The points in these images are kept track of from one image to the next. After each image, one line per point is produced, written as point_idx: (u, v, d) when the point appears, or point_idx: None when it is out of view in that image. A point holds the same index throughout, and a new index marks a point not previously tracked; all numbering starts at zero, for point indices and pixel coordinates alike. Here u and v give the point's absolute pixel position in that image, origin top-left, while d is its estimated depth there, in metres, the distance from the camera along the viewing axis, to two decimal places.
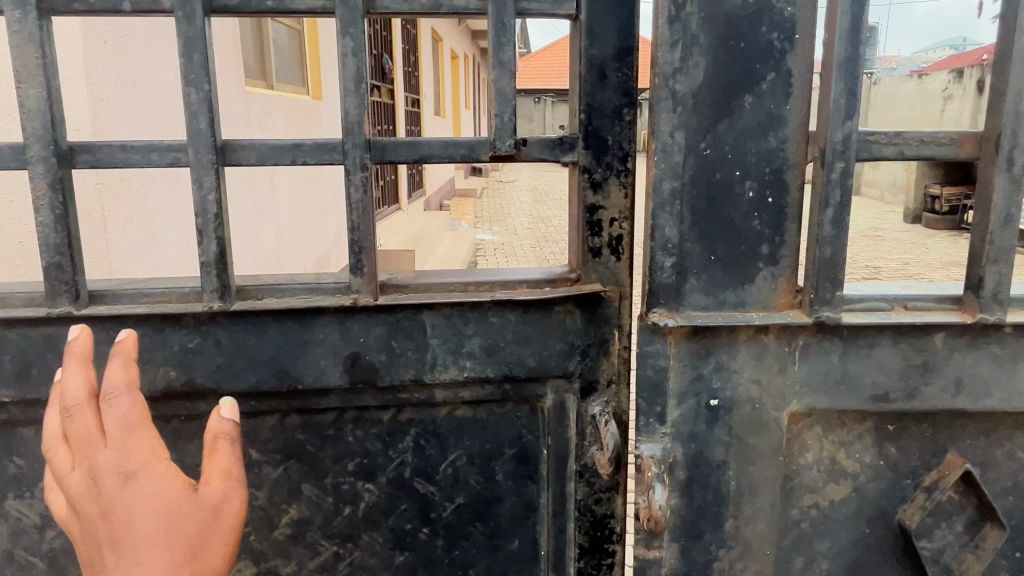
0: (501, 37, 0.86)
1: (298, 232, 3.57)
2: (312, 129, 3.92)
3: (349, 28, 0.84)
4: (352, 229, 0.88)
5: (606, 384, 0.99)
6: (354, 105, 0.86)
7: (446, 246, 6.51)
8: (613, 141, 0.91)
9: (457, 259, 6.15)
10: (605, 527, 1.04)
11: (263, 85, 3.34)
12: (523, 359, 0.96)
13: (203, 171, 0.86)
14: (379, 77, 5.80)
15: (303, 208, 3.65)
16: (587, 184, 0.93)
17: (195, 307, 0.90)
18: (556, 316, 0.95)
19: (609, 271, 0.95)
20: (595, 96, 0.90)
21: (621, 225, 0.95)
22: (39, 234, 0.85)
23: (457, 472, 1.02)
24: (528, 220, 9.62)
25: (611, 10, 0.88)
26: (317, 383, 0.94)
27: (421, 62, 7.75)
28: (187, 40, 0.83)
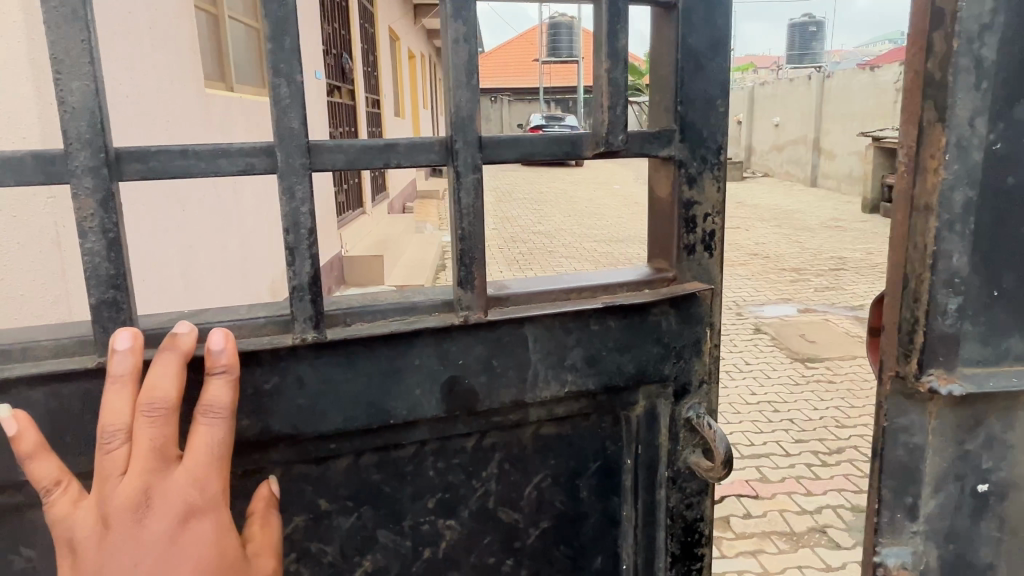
0: (616, 26, 0.91)
1: (262, 243, 3.47)
2: (275, 135, 3.70)
3: (463, 8, 0.84)
4: (462, 236, 0.90)
5: (698, 385, 1.09)
6: (465, 98, 0.87)
7: (413, 250, 6.39)
8: (708, 135, 1.02)
9: (428, 262, 6.03)
10: (696, 532, 1.15)
11: (223, 86, 3.18)
12: (624, 365, 1.03)
13: (295, 179, 0.81)
14: (339, 77, 5.63)
15: (265, 217, 3.54)
16: (684, 178, 1.02)
17: (286, 340, 0.85)
18: (653, 318, 1.02)
19: (702, 266, 1.05)
20: (693, 88, 1.00)
21: (713, 219, 1.05)
22: (87, 263, 0.75)
23: (541, 494, 1.06)
24: (492, 220, 9.55)
25: (707, 2, 0.98)
26: (411, 414, 0.93)
27: (380, 61, 7.55)
28: (280, 21, 0.77)
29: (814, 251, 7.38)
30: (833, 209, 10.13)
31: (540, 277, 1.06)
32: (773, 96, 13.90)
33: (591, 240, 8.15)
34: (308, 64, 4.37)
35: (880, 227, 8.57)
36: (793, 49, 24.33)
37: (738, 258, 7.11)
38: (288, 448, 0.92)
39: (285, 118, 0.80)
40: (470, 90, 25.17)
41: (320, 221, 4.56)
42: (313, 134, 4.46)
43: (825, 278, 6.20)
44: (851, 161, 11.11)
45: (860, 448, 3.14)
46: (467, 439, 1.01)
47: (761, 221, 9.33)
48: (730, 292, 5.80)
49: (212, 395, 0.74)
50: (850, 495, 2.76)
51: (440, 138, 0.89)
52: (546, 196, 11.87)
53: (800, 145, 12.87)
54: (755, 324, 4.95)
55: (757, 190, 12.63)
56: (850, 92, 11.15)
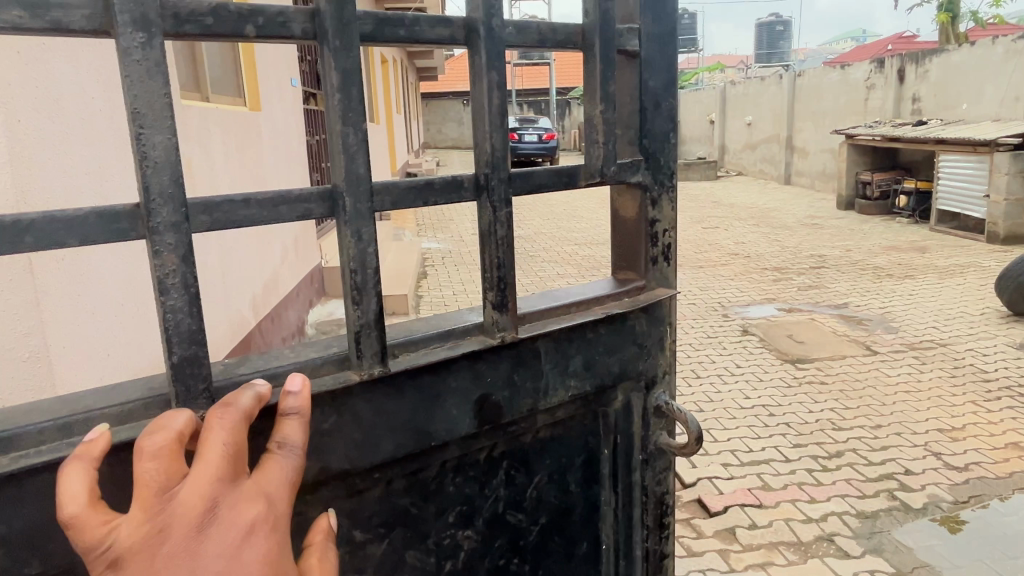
0: (606, 77, 1.08)
1: (247, 274, 3.35)
2: (254, 147, 3.59)
3: (495, 63, 0.97)
4: (494, 265, 1.02)
5: (661, 376, 1.28)
6: (499, 142, 1.00)
7: (394, 260, 6.29)
8: (664, 163, 1.21)
9: (410, 271, 5.93)
10: (664, 503, 1.34)
11: (200, 98, 3.09)
12: (610, 366, 1.19)
13: (363, 223, 0.89)
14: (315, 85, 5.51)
15: (251, 249, 3.43)
16: (648, 203, 1.21)
17: (357, 376, 0.91)
18: (631, 323, 1.21)
19: (661, 275, 1.26)
20: (654, 124, 1.18)
21: (669, 234, 1.25)
22: (172, 318, 0.79)
23: (540, 493, 1.16)
24: (471, 226, 9.47)
25: (662, 50, 1.17)
26: (449, 432, 1.01)
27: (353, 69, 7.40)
28: (347, 74, 0.85)
29: (794, 249, 7.41)
30: (809, 207, 10.20)
31: (535, 296, 1.19)
32: (745, 96, 13.97)
33: (571, 243, 8.09)
34: (285, 73, 4.27)
35: (857, 224, 8.64)
36: (761, 48, 24.53)
37: (720, 258, 7.11)
38: (339, 482, 0.94)
39: (354, 164, 0.87)
40: (440, 93, 24.98)
41: (299, 233, 4.44)
42: (291, 145, 4.35)
43: (807, 276, 6.23)
44: (824, 158, 11.21)
45: (859, 450, 3.11)
46: (483, 449, 1.08)
47: (739, 220, 9.35)
48: (715, 293, 5.80)
49: (287, 433, 0.77)
50: (853, 500, 2.72)
51: (470, 177, 0.99)
52: (522, 200, 11.79)
53: (773, 144, 12.95)
54: (743, 325, 4.93)
55: (732, 189, 12.68)
56: (821, 90, 11.25)
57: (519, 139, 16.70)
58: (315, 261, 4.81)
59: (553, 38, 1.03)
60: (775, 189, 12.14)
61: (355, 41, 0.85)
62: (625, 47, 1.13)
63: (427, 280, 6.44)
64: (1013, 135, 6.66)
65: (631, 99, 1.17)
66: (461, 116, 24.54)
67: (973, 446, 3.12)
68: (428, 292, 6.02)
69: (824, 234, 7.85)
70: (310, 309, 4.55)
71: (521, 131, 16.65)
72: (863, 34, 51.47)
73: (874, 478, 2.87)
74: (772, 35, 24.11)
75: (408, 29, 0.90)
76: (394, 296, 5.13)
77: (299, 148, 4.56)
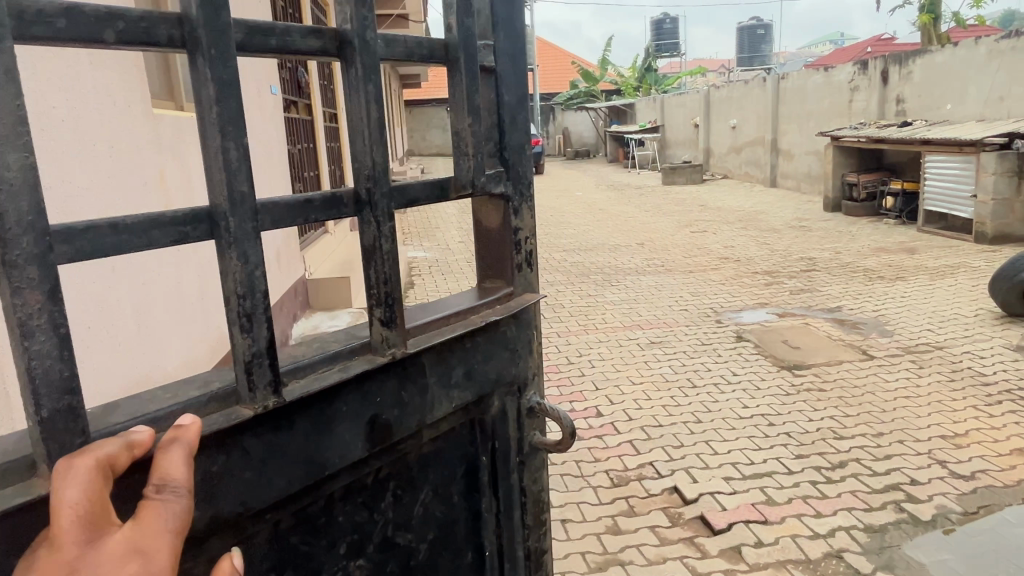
0: (468, 86, 1.04)
1: (225, 288, 3.18)
2: None
3: (373, 74, 0.89)
4: (380, 280, 0.94)
5: (532, 378, 1.25)
6: (380, 154, 0.92)
7: None
8: (523, 173, 1.19)
9: None
10: (541, 502, 1.31)
11: (173, 107, 2.95)
12: (487, 373, 1.15)
13: (249, 244, 0.80)
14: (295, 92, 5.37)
15: None
16: (511, 213, 1.18)
17: (248, 412, 0.80)
18: (504, 330, 1.17)
19: (527, 282, 1.23)
20: (511, 132, 1.15)
21: (530, 242, 1.23)
22: (37, 369, 0.66)
23: (426, 509, 1.09)
24: (457, 232, 9.35)
25: (512, 61, 1.14)
26: (344, 460, 0.92)
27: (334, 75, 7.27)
28: (229, 82, 0.75)
29: (784, 252, 7.36)
30: (796, 209, 10.18)
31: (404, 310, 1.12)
32: (729, 99, 13.98)
33: (559, 250, 8.00)
34: (263, 82, 4.14)
35: (844, 226, 8.62)
36: (743, 52, 24.66)
37: (710, 262, 7.04)
38: (232, 531, 0.82)
39: (236, 184, 0.77)
40: (424, 99, 24.85)
41: (282, 245, 4.30)
42: (271, 156, 4.22)
43: (798, 280, 6.17)
44: (810, 160, 11.21)
45: (862, 459, 3.03)
46: (368, 473, 0.99)
47: (727, 223, 9.31)
48: (706, 299, 5.72)
49: (166, 469, 0.67)
50: (860, 513, 2.63)
51: (348, 192, 0.91)
52: (509, 206, 11.69)
53: (758, 146, 12.95)
54: (737, 332, 4.84)
55: (719, 192, 12.66)
56: (805, 92, 11.26)
57: None
58: (299, 273, 4.68)
59: (418, 49, 0.98)
60: (761, 192, 12.14)
61: (232, 51, 0.76)
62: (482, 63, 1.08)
63: (414, 289, 6.32)
64: (999, 135, 6.65)
65: (489, 112, 1.12)
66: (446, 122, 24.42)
67: (977, 453, 3.05)
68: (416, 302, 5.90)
69: (813, 241, 7.85)
70: (293, 323, 4.43)
71: None
72: (841, 37, 52.03)
73: (880, 489, 2.79)
74: (753, 38, 24.27)
75: (278, 40, 0.82)
76: None
77: (279, 158, 4.43)
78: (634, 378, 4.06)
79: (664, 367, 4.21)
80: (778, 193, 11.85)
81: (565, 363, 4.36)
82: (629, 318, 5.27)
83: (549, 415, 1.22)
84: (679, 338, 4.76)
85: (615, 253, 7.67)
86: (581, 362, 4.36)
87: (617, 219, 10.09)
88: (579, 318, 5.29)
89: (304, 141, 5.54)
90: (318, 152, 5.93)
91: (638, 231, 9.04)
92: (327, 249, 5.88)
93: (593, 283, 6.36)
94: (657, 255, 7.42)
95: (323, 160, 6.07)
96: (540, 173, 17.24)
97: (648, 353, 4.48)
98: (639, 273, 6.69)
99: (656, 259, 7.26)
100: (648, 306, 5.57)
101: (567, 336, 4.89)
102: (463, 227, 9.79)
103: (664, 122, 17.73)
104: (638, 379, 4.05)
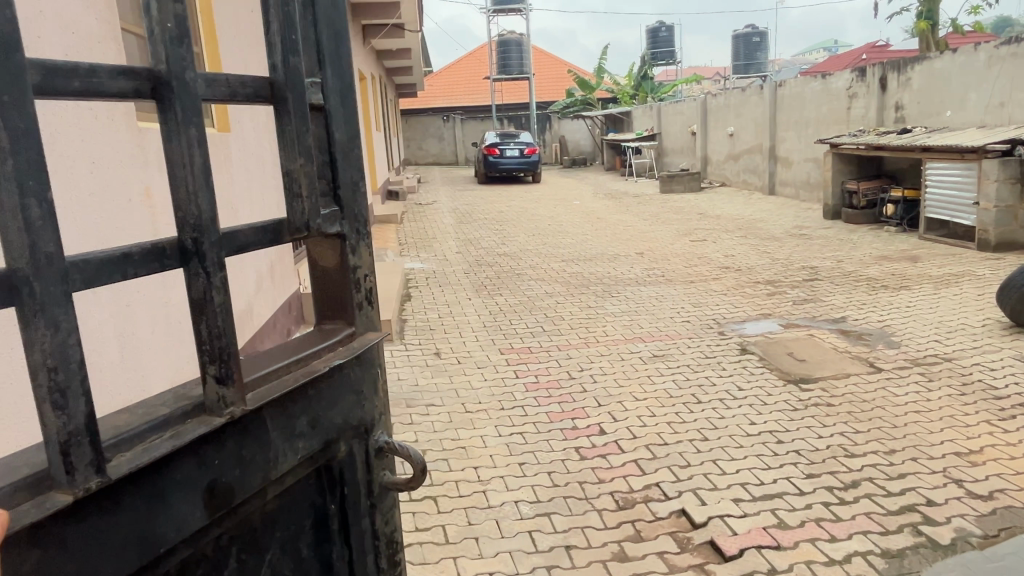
0: (301, 130, 1.01)
1: None
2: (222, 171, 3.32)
3: (192, 116, 0.86)
4: (213, 335, 0.90)
5: (378, 418, 1.26)
6: (206, 201, 0.88)
7: (376, 283, 6.04)
8: (357, 211, 1.19)
9: (393, 293, 5.72)
10: (393, 538, 1.33)
11: None
12: (334, 419, 1.13)
13: (59, 308, 0.74)
14: None
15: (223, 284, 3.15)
16: (348, 250, 1.17)
17: (66, 497, 0.73)
18: (350, 372, 1.16)
19: (366, 319, 1.24)
20: (345, 171, 1.14)
21: (369, 278, 1.24)
22: None
23: (273, 567, 1.05)
24: (456, 243, 9.27)
25: (341, 99, 1.13)
26: (181, 533, 0.86)
27: None
28: (22, 133, 0.69)
29: (784, 261, 7.29)
30: (796, 216, 10.12)
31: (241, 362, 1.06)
32: (726, 106, 13.94)
33: (558, 260, 7.92)
34: None
35: (845, 234, 8.55)
36: (739, 59, 24.71)
37: (710, 271, 6.96)
38: None
39: (40, 244, 0.72)
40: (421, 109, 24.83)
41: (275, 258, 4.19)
42: (265, 168, 4.13)
43: (800, 289, 6.09)
44: (808, 168, 11.16)
45: (875, 479, 2.93)
46: (210, 541, 0.93)
47: (727, 232, 9.24)
48: (707, 310, 5.64)
49: None
50: (876, 538, 2.53)
51: (168, 242, 0.86)
52: (507, 216, 11.62)
53: (756, 154, 12.90)
54: (741, 344, 4.75)
55: (717, 200, 12.60)
56: (802, 99, 11.21)
57: (501, 153, 16.56)
58: (294, 287, 4.59)
59: (241, 90, 0.94)
60: (760, 199, 12.08)
61: (27, 95, 0.70)
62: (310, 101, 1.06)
63: (411, 301, 6.24)
64: (1001, 142, 6.59)
65: (320, 151, 1.10)
66: (443, 131, 24.39)
67: (994, 471, 2.95)
68: (413, 314, 5.81)
69: (813, 250, 7.75)
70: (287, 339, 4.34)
71: (503, 146, 16.50)
72: (834, 44, 52.22)
73: (895, 511, 2.69)
74: (748, 46, 24.27)
75: (82, 79, 0.75)
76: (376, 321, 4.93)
77: (273, 171, 4.33)
78: (637, 393, 3.96)
79: (667, 381, 4.12)
80: (776, 201, 11.79)
81: (566, 377, 4.26)
82: (630, 330, 5.18)
83: (398, 453, 1.24)
84: (682, 351, 4.66)
85: (615, 263, 7.59)
86: (582, 377, 4.27)
87: (616, 228, 10.02)
88: (579, 331, 5.20)
89: None
90: None
91: (637, 240, 8.97)
92: (323, 261, 5.79)
93: (592, 294, 6.28)
94: (657, 265, 7.35)
95: None
96: (537, 181, 17.19)
97: (650, 367, 4.38)
98: (639, 284, 6.61)
99: (656, 269, 7.18)
100: (649, 318, 5.48)
101: (568, 349, 4.80)
102: (461, 237, 9.70)
103: (661, 130, 17.69)
104: (640, 394, 3.95)
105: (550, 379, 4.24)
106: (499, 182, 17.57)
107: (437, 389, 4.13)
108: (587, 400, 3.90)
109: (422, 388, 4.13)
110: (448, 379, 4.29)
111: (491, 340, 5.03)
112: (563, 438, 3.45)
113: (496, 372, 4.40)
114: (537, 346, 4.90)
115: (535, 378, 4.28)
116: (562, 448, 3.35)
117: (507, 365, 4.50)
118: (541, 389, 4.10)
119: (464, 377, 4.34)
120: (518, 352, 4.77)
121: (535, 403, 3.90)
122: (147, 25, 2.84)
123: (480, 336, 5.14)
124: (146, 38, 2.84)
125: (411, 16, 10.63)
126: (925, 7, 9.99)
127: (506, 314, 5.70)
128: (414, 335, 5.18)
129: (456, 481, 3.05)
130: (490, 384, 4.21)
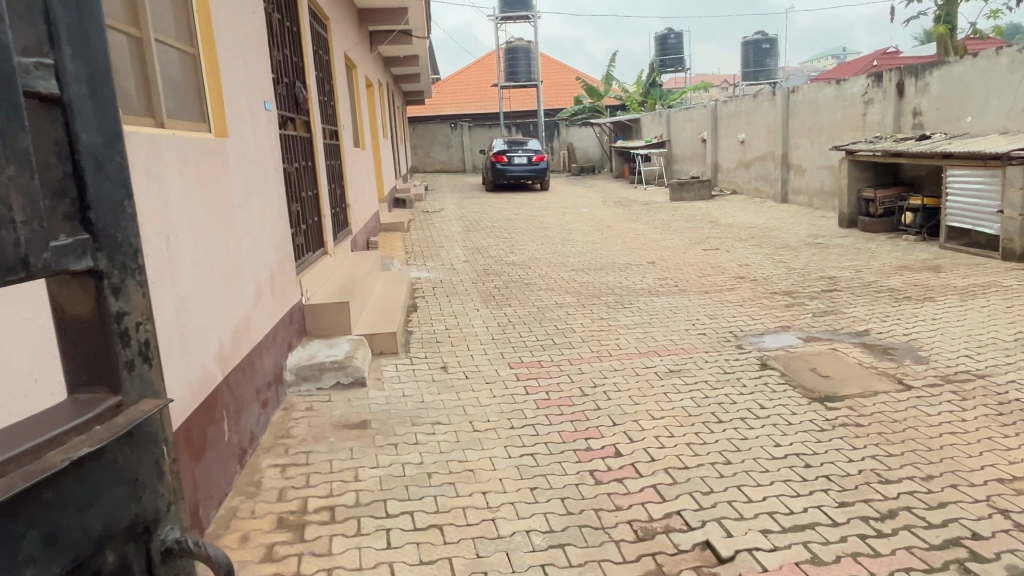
0: (22, 134, 0.82)
1: (213, 320, 2.88)
2: (222, 178, 3.14)
3: None
4: None
5: (163, 510, 1.07)
6: None
7: (381, 294, 5.87)
8: (123, 239, 1.00)
9: (398, 304, 5.55)
10: None
11: (152, 123, 2.69)
12: (92, 526, 0.92)
13: None
14: (292, 108, 5.13)
15: (217, 292, 2.96)
16: (107, 291, 0.97)
17: None
18: (116, 455, 0.95)
19: (143, 379, 1.05)
20: (98, 191, 0.94)
21: (147, 327, 1.05)
22: None
23: None
24: (463, 251, 9.11)
25: (85, 98, 0.92)
26: None
27: (335, 90, 7.04)
28: None
29: (801, 270, 7.09)
30: (810, 225, 9.91)
31: None
32: (738, 113, 13.75)
33: (568, 269, 7.74)
34: (256, 96, 3.88)
35: (862, 243, 8.35)
36: (749, 66, 24.52)
37: (726, 281, 6.76)
38: None
39: None
40: (430, 116, 24.77)
41: (276, 269, 4.02)
42: (266, 175, 3.96)
43: (820, 301, 5.89)
44: (822, 175, 10.95)
45: (914, 509, 2.73)
46: None
47: (740, 240, 9.04)
48: (724, 322, 5.44)
49: None
50: None
51: None
52: (515, 224, 11.46)
53: (769, 161, 12.71)
54: (761, 359, 4.54)
55: (729, 208, 12.39)
56: (816, 106, 11.01)
57: (510, 160, 16.42)
58: (296, 298, 4.43)
59: None
60: (773, 207, 11.87)
61: None
62: (36, 90, 0.85)
63: (418, 312, 6.06)
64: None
65: (58, 157, 0.89)
66: (451, 139, 24.31)
67: None
68: (419, 325, 5.63)
69: (829, 259, 7.55)
70: (288, 352, 4.18)
71: (511, 153, 16.35)
72: (842, 52, 52.00)
73: (939, 545, 2.49)
74: (758, 53, 24.07)
75: None
76: (381, 333, 4.76)
77: (275, 178, 4.16)
78: (653, 411, 3.77)
79: (685, 399, 3.92)
80: (789, 209, 11.58)
81: (579, 394, 4.07)
82: (644, 344, 4.98)
83: (195, 556, 1.07)
84: (699, 366, 4.46)
85: (626, 272, 7.40)
86: (595, 393, 4.07)
87: (626, 236, 9.84)
88: (592, 343, 5.01)
89: (302, 159, 5.27)
90: (317, 170, 5.67)
91: (648, 248, 8.78)
92: (327, 270, 5.63)
93: (604, 305, 6.09)
94: (670, 274, 7.16)
95: (323, 178, 5.82)
96: (545, 189, 17.04)
97: (666, 383, 4.18)
98: (652, 294, 6.41)
99: (669, 279, 6.98)
100: (663, 331, 5.29)
101: (580, 363, 4.60)
102: (468, 245, 9.54)
103: (671, 137, 17.51)
104: (657, 412, 3.75)
105: (561, 396, 4.05)
106: (507, 190, 17.42)
107: (443, 406, 3.94)
108: (601, 419, 3.70)
109: (428, 405, 3.94)
110: (455, 395, 4.10)
111: (500, 354, 4.84)
112: (577, 460, 3.26)
113: (505, 388, 4.21)
114: (548, 360, 4.71)
115: (546, 394, 4.09)
116: (576, 471, 3.15)
117: (517, 381, 4.31)
118: (553, 406, 3.91)
119: (472, 393, 4.15)
120: (528, 366, 4.58)
121: (546, 422, 3.71)
122: (141, 24, 2.68)
123: (489, 349, 4.95)
124: (140, 37, 2.68)
125: (419, 21, 10.49)
126: (943, 11, 9.79)
127: (515, 326, 5.51)
128: (420, 348, 5.01)
129: (464, 507, 2.86)
130: (499, 401, 4.02)
